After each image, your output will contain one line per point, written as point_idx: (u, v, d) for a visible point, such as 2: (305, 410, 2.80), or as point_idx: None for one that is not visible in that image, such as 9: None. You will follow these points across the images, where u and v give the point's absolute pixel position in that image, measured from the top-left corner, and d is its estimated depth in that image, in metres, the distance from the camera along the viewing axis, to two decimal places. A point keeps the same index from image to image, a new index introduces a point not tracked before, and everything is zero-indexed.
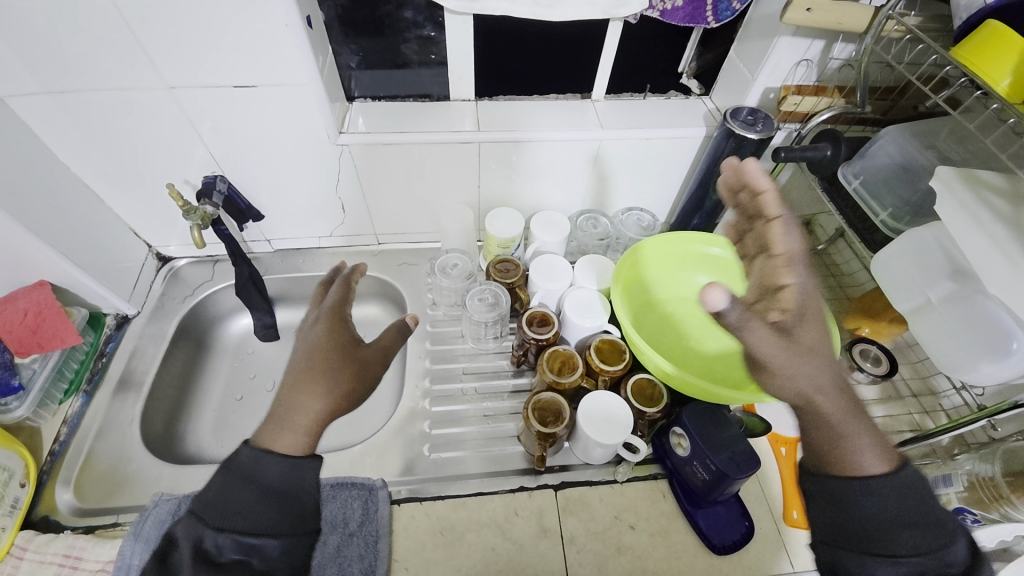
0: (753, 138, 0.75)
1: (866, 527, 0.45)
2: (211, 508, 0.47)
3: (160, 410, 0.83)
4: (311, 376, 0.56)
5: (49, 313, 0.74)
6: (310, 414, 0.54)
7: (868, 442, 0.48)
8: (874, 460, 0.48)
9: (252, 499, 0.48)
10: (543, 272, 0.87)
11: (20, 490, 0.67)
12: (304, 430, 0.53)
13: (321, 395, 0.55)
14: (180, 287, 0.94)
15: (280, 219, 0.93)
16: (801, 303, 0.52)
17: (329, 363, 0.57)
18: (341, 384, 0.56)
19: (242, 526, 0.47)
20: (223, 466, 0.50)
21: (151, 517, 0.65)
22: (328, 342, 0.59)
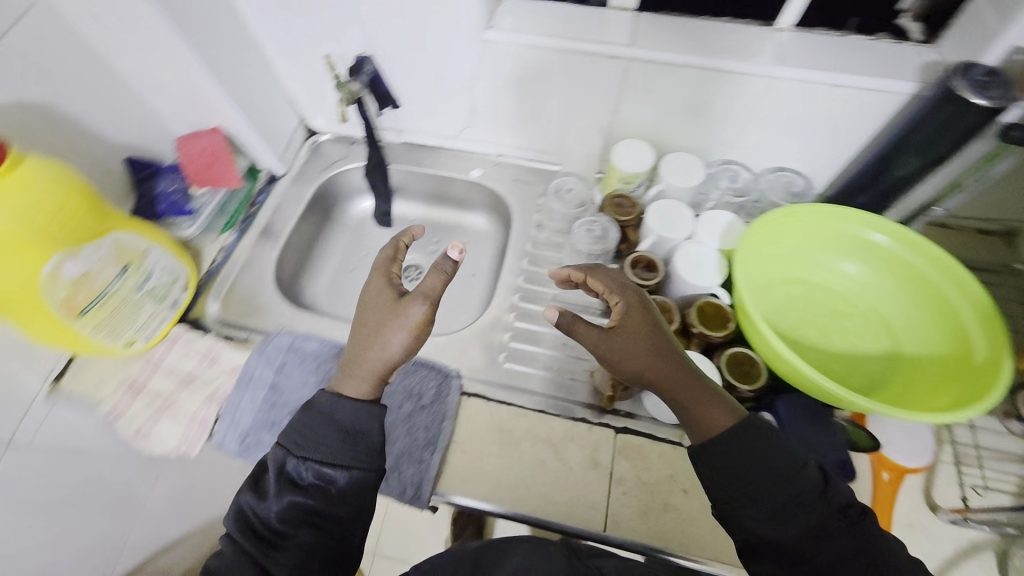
0: (981, 104, 0.60)
1: (750, 480, 0.49)
2: (296, 438, 0.53)
3: (289, 262, 0.96)
4: (361, 332, 0.58)
5: (220, 156, 0.85)
6: (363, 365, 0.56)
7: (708, 403, 0.53)
8: (718, 417, 0.53)
9: (332, 442, 0.53)
10: (661, 217, 0.80)
11: (183, 294, 0.79)
12: (363, 378, 0.56)
13: (372, 349, 0.57)
14: (320, 160, 1.04)
15: (414, 112, 0.96)
16: (636, 316, 0.58)
17: (375, 321, 0.58)
18: (387, 338, 0.56)
19: (319, 455, 0.52)
20: (307, 404, 0.56)
21: (274, 344, 0.77)
22: (377, 300, 0.59)
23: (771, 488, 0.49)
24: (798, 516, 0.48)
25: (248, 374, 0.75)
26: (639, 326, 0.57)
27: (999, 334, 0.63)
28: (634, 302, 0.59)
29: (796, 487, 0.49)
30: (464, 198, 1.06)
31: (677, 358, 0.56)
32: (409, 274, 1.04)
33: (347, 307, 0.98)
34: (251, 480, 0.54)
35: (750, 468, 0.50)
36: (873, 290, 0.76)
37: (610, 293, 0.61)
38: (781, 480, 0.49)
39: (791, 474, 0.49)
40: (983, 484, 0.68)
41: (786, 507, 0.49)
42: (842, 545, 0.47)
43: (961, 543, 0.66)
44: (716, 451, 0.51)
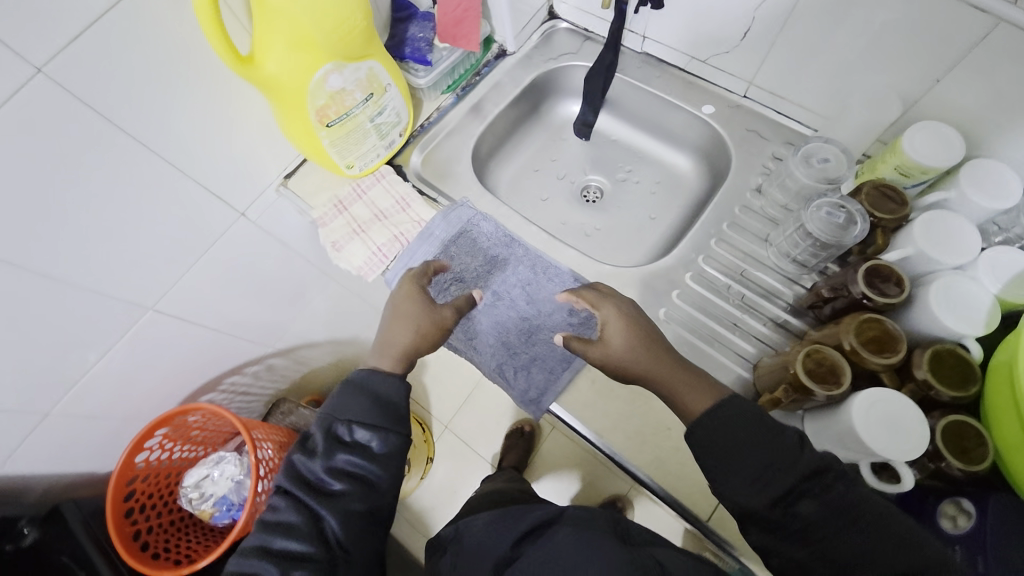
0: None
1: (718, 444, 0.56)
2: (343, 416, 0.61)
3: (488, 142, 0.97)
4: (393, 320, 0.69)
5: (471, 14, 0.82)
6: (395, 346, 0.68)
7: (686, 388, 0.61)
8: (697, 400, 0.60)
9: (371, 418, 0.61)
10: (935, 232, 0.63)
11: (398, 138, 0.84)
12: (396, 358, 0.68)
13: (398, 335, 0.68)
14: (550, 48, 0.99)
15: (671, 20, 0.85)
16: (623, 321, 0.65)
17: (402, 315, 0.69)
18: (414, 324, 0.68)
19: (362, 418, 0.61)
20: (347, 381, 0.65)
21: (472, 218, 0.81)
22: (405, 297, 0.71)
23: (759, 450, 0.54)
24: (788, 476, 0.52)
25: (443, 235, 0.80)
26: (624, 330, 0.65)
27: None
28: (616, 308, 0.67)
29: (779, 449, 0.53)
30: (678, 134, 0.96)
31: (660, 356, 0.63)
32: (588, 194, 1.01)
33: (522, 205, 0.99)
34: (298, 444, 0.62)
35: (737, 428, 0.55)
36: None
37: (601, 304, 0.67)
38: (760, 438, 0.54)
39: (770, 428, 0.55)
40: None
41: (765, 472, 0.53)
42: (825, 507, 0.50)
43: None
44: (703, 426, 0.57)
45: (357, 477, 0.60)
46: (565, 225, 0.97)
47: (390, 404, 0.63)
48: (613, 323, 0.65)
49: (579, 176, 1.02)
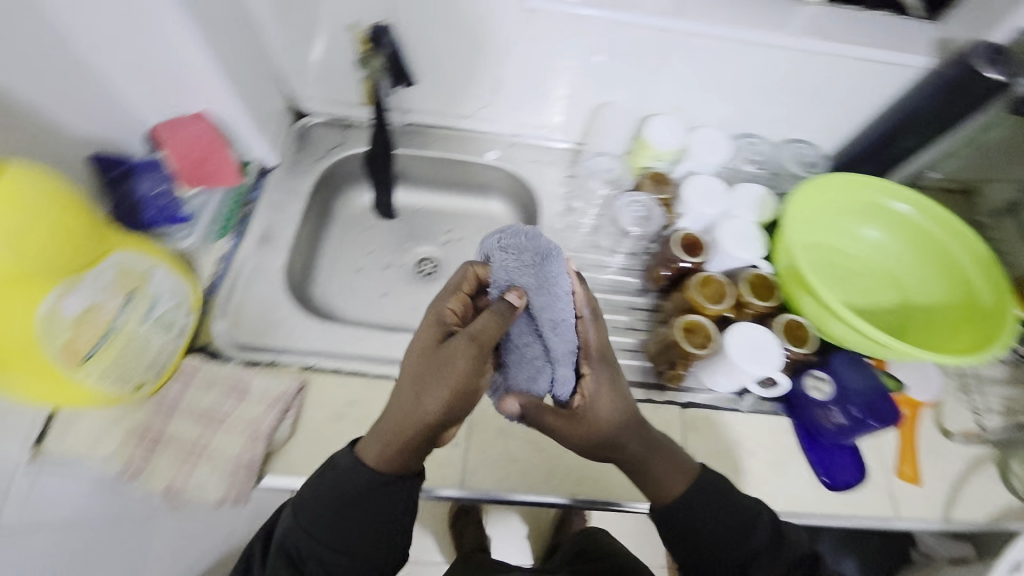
0: (995, 78, 0.68)
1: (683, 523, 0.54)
2: (301, 515, 0.51)
3: (297, 265, 0.84)
4: (407, 390, 0.50)
5: (214, 148, 0.74)
6: (393, 430, 0.50)
7: (671, 473, 0.56)
8: (675, 480, 0.56)
9: (335, 521, 0.50)
10: (700, 192, 0.82)
11: (188, 318, 0.69)
12: (388, 452, 0.50)
13: (402, 415, 0.49)
14: (314, 146, 0.91)
15: (426, 90, 0.86)
16: (595, 398, 0.54)
17: (405, 402, 0.49)
18: (429, 399, 0.48)
19: (327, 504, 0.50)
20: (315, 475, 0.53)
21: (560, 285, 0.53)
22: (419, 350, 0.52)
23: (721, 532, 0.53)
24: (743, 554, 0.53)
25: (545, 260, 0.53)
26: (589, 405, 0.54)
27: (1001, 282, 0.72)
28: (591, 380, 0.55)
29: (731, 521, 0.54)
30: (476, 183, 1.00)
31: (622, 426, 0.55)
32: (424, 267, 0.98)
33: (365, 311, 0.90)
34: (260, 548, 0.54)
35: (699, 509, 0.54)
36: (886, 251, 0.83)
37: (584, 387, 0.55)
38: (722, 518, 0.54)
39: (733, 509, 0.54)
40: (983, 408, 0.79)
41: (740, 561, 0.53)
42: None
43: (968, 458, 0.76)
44: (687, 515, 0.54)
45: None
46: (419, 309, 0.92)
47: (381, 488, 0.51)
48: (582, 403, 0.54)
49: (406, 256, 0.99)
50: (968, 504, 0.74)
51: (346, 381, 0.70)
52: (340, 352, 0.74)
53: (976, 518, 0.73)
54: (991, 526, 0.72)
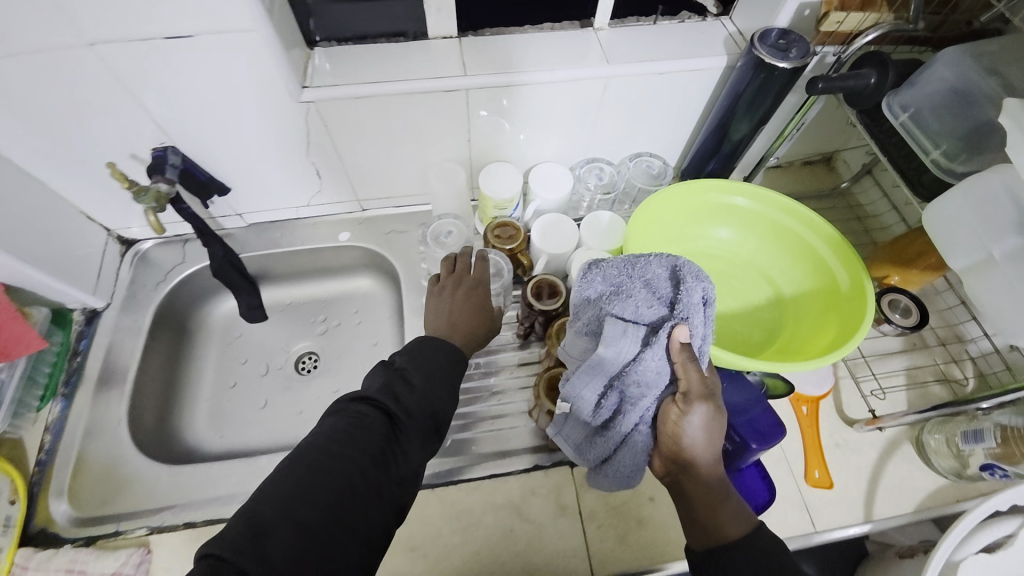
0: (784, 67, 0.65)
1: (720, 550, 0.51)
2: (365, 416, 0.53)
3: (149, 406, 0.78)
4: (461, 314, 0.70)
5: (6, 318, 0.65)
6: (450, 332, 0.68)
7: (723, 506, 0.52)
8: (730, 521, 0.51)
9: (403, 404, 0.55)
10: (548, 234, 0.79)
11: (12, 506, 0.64)
12: (459, 338, 0.68)
13: (448, 324, 0.69)
14: (151, 272, 0.86)
15: (250, 192, 0.83)
16: (687, 416, 0.52)
17: (443, 312, 0.70)
18: (453, 308, 0.70)
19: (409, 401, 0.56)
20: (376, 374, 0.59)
21: (657, 281, 0.56)
22: (438, 302, 0.71)
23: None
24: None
25: (682, 264, 0.56)
26: (682, 422, 0.52)
27: (853, 262, 0.70)
28: (685, 398, 0.53)
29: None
30: (339, 265, 0.96)
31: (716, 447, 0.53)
32: (304, 363, 0.92)
33: (240, 432, 0.83)
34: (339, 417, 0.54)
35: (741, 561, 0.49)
36: (746, 249, 0.81)
37: (685, 398, 0.52)
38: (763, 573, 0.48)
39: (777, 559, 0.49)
40: (880, 388, 0.76)
41: None
42: None
43: (878, 445, 0.73)
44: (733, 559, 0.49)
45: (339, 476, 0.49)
46: (303, 413, 0.86)
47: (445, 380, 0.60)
48: (676, 417, 0.52)
49: (282, 356, 0.92)
50: (885, 496, 0.70)
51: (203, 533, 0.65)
52: (196, 499, 0.67)
53: (896, 509, 0.70)
54: (914, 513, 0.69)
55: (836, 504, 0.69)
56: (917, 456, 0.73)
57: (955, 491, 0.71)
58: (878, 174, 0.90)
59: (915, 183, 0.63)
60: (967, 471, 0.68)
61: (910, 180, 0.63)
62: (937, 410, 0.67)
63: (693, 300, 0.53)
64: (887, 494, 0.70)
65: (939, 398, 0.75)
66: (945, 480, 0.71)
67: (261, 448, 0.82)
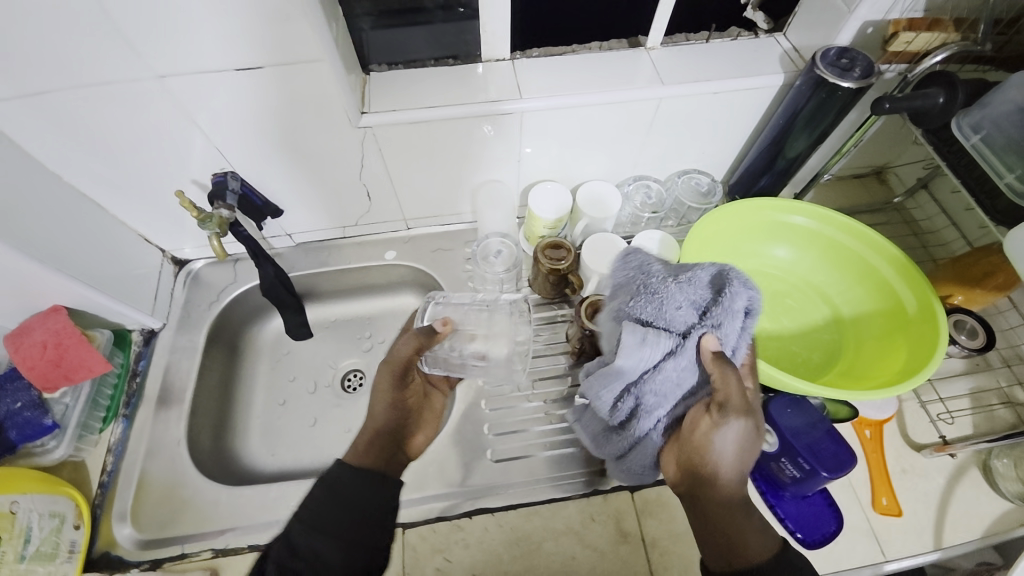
0: (848, 87, 0.65)
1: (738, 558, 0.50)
2: (307, 517, 0.51)
3: (205, 425, 0.80)
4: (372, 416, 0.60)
5: (69, 343, 0.68)
6: (362, 440, 0.58)
7: (744, 525, 0.51)
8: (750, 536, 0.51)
9: (350, 495, 0.53)
10: (599, 254, 0.79)
11: (77, 531, 0.64)
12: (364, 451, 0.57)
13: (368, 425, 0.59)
14: (203, 293, 0.88)
15: (302, 213, 0.84)
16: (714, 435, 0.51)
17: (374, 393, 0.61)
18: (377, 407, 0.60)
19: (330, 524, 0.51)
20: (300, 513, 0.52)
21: (699, 284, 0.51)
22: (380, 387, 0.62)
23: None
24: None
25: (725, 272, 0.51)
26: (711, 434, 0.51)
27: (920, 283, 0.68)
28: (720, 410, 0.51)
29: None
30: (384, 282, 0.96)
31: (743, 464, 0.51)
32: (349, 382, 0.91)
33: (290, 450, 0.83)
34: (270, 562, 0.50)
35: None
36: (801, 268, 0.79)
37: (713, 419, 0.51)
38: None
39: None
40: (948, 412, 0.74)
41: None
42: None
43: (946, 470, 0.71)
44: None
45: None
46: (351, 432, 0.84)
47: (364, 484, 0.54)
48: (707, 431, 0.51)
49: (330, 374, 0.91)
50: (956, 523, 0.67)
51: None
52: (255, 522, 0.68)
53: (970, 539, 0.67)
54: (982, 539, 0.66)
55: (904, 532, 0.67)
56: (983, 480, 0.70)
57: None
58: (934, 187, 0.88)
59: (989, 209, 0.61)
60: None
61: (982, 205, 0.62)
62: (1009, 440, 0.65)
63: (731, 315, 0.50)
64: (957, 523, 0.67)
65: (1004, 422, 0.73)
66: (1010, 504, 0.68)
67: (312, 468, 0.82)
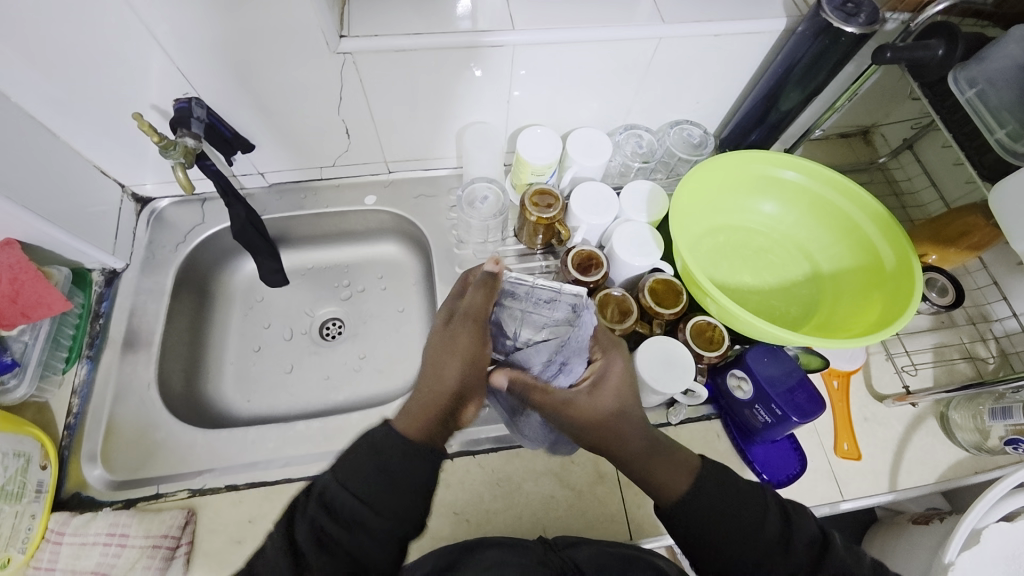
0: (851, 32, 0.62)
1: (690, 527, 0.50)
2: (347, 478, 0.49)
3: (177, 369, 0.77)
4: (438, 370, 0.54)
5: (26, 278, 0.64)
6: (424, 404, 0.53)
7: (660, 468, 0.52)
8: (675, 478, 0.51)
9: (396, 464, 0.50)
10: (587, 202, 0.77)
11: (44, 472, 0.63)
12: (424, 413, 0.53)
13: (430, 387, 0.53)
14: (169, 233, 0.83)
15: (277, 149, 0.79)
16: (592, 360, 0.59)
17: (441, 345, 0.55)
18: (447, 365, 0.53)
19: (362, 490, 0.49)
20: (335, 465, 0.51)
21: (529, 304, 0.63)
22: (448, 343, 0.54)
23: (732, 531, 0.49)
24: (764, 549, 0.49)
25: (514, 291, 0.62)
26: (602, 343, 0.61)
27: (899, 239, 0.69)
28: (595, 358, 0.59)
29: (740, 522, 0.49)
30: (364, 229, 0.92)
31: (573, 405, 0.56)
32: (328, 330, 0.88)
33: (267, 396, 0.81)
34: (294, 515, 0.49)
35: (704, 512, 0.50)
36: (786, 223, 0.80)
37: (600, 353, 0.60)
38: (730, 513, 0.50)
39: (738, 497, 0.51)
40: (912, 364, 0.78)
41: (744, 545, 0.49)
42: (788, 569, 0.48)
43: (905, 419, 0.75)
44: (691, 516, 0.50)
45: (336, 563, 0.47)
46: (330, 379, 0.83)
47: (407, 464, 0.50)
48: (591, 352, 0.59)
49: (307, 322, 0.88)
50: (909, 467, 0.72)
51: (243, 497, 0.65)
52: (234, 463, 0.67)
53: (920, 480, 0.72)
54: (936, 484, 0.71)
55: (862, 474, 0.71)
56: (940, 429, 0.74)
57: (973, 463, 0.73)
58: (919, 148, 0.88)
59: (976, 164, 0.62)
60: (990, 444, 0.70)
61: (969, 158, 0.63)
62: (963, 390, 0.70)
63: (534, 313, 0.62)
64: (911, 468, 0.72)
65: (964, 375, 0.77)
66: (964, 453, 0.73)
67: (289, 414, 0.80)
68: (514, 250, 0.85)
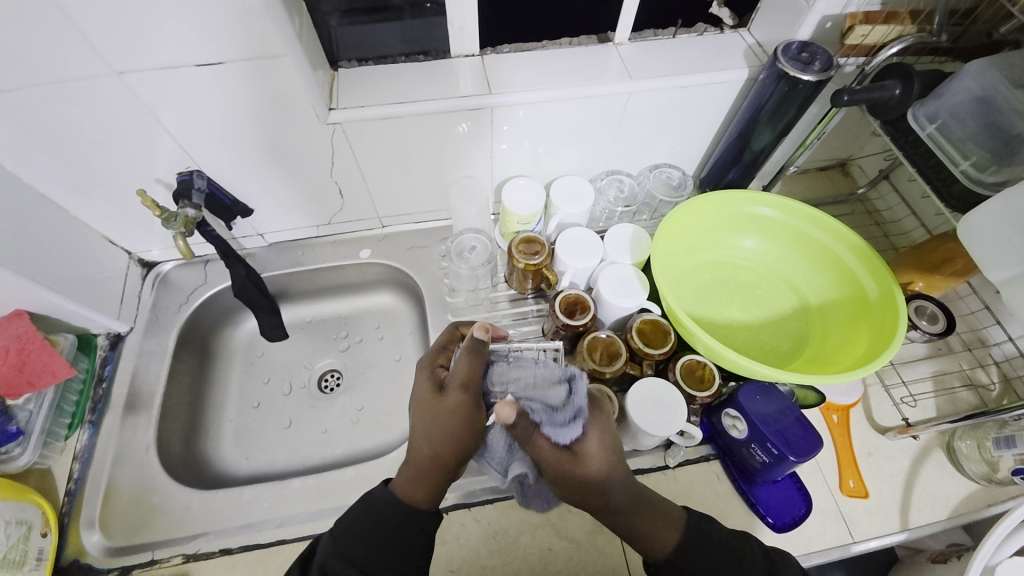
0: (808, 80, 0.66)
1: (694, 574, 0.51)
2: (345, 542, 0.53)
3: (176, 429, 0.78)
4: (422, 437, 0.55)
5: (32, 347, 0.67)
6: (416, 467, 0.55)
7: (650, 518, 0.53)
8: (665, 529, 0.53)
9: (390, 525, 0.54)
10: (572, 247, 0.79)
11: (44, 539, 0.63)
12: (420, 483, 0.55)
13: (422, 450, 0.55)
14: (171, 295, 0.86)
15: (274, 211, 0.84)
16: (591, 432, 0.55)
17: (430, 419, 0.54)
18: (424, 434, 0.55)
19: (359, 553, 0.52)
20: (331, 531, 0.54)
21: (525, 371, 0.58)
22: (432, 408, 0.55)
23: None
24: None
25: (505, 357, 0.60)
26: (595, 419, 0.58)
27: (880, 269, 0.70)
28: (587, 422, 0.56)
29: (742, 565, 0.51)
30: (360, 281, 0.94)
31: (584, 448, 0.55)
32: (326, 383, 0.89)
33: (266, 453, 0.82)
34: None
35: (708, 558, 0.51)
36: (770, 258, 0.81)
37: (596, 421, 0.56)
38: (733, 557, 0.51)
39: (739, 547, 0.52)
40: (911, 395, 0.77)
41: None
42: None
43: (910, 452, 0.73)
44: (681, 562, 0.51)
45: None
46: (328, 432, 0.84)
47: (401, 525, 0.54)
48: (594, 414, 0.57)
49: (305, 375, 0.90)
50: (919, 503, 0.70)
51: (237, 561, 0.64)
52: (228, 526, 0.67)
53: (933, 517, 0.69)
54: (949, 520, 0.68)
55: (871, 513, 0.69)
56: (948, 461, 0.72)
57: (986, 496, 0.70)
58: (895, 177, 0.90)
59: (945, 196, 0.64)
60: (999, 475, 0.68)
61: (938, 190, 0.64)
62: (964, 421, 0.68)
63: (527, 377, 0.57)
64: (922, 505, 0.70)
65: (967, 404, 0.76)
66: (975, 485, 0.71)
67: (287, 470, 0.80)
68: (505, 296, 0.87)
